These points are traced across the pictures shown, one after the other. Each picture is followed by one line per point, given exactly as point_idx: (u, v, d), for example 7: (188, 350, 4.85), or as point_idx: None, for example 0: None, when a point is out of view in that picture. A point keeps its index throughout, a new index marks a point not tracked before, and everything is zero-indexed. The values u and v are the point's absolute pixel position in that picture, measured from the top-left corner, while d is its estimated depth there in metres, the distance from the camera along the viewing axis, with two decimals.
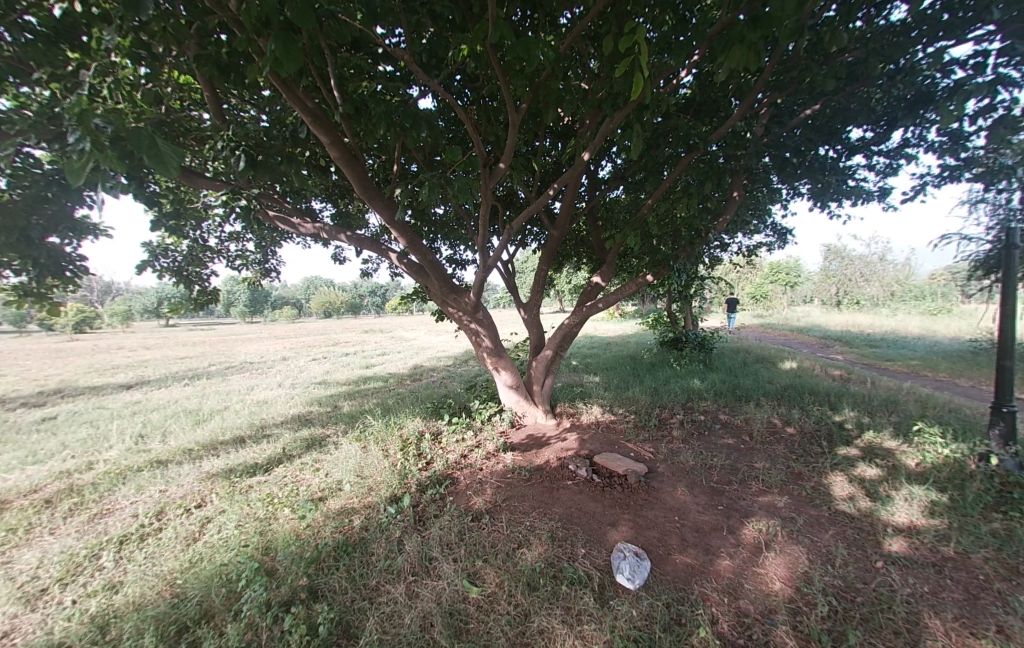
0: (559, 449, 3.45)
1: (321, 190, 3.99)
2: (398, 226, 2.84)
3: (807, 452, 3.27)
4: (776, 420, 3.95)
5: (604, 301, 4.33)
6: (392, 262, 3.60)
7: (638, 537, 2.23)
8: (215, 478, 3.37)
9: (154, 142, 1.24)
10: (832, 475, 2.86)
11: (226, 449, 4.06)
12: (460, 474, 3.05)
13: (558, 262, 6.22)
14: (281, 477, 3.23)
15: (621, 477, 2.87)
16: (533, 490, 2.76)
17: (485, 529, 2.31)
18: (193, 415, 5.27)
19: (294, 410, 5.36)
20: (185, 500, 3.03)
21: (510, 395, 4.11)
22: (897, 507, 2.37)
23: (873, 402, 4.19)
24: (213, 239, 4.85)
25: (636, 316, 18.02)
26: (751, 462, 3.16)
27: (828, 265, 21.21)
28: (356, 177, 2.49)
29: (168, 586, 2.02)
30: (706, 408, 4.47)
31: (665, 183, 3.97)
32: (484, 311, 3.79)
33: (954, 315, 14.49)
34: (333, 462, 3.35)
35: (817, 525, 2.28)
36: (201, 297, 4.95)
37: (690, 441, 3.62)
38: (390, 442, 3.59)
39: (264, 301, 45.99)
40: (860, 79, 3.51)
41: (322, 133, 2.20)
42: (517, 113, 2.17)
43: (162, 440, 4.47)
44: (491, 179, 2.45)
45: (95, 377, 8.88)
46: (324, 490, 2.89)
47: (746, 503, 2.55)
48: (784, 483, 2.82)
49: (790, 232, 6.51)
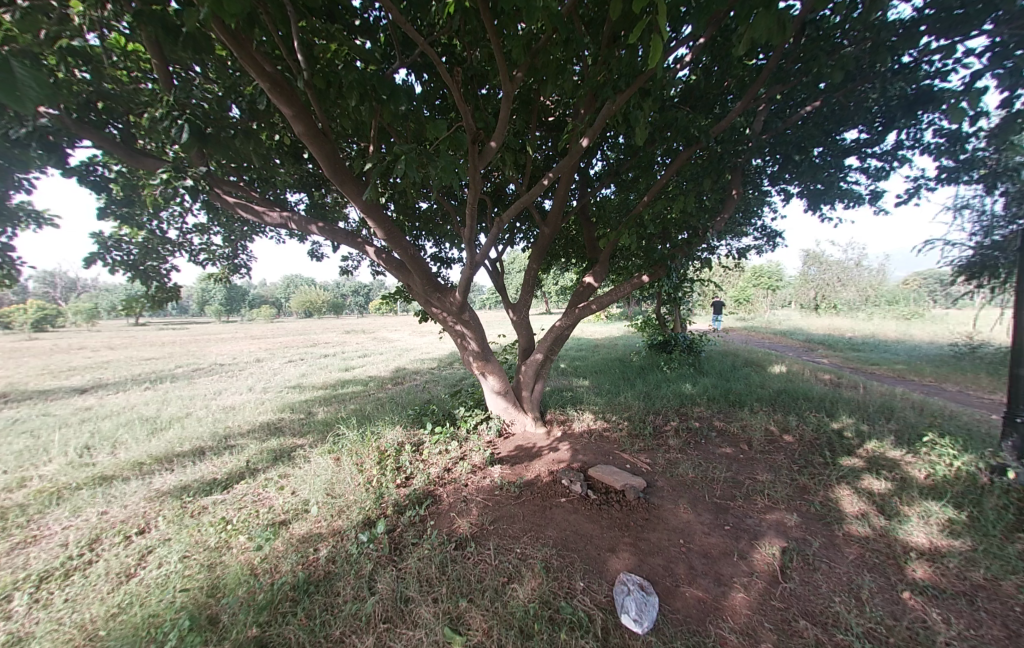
0: (550, 461, 3.20)
1: (293, 180, 3.65)
2: (376, 216, 2.51)
3: (810, 462, 3.14)
4: (773, 427, 3.81)
5: (597, 302, 4.11)
6: (370, 257, 3.27)
7: (641, 565, 2.01)
8: (164, 497, 2.97)
9: (7, 65, 1.10)
10: (839, 489, 2.72)
11: (184, 462, 3.65)
12: (443, 491, 2.77)
13: (548, 263, 5.99)
14: (241, 497, 2.87)
15: (618, 493, 2.65)
16: (523, 510, 2.51)
17: (470, 559, 2.04)
18: (150, 422, 4.79)
19: (264, 417, 4.96)
20: (128, 524, 2.64)
21: (497, 402, 3.85)
22: (914, 526, 2.25)
23: (869, 408, 4.11)
24: (173, 230, 4.43)
25: (624, 318, 18.04)
26: (753, 474, 2.99)
27: (808, 270, 21.73)
28: (326, 159, 2.15)
29: (86, 641, 1.68)
30: (701, 414, 4.30)
31: (662, 180, 3.79)
32: (471, 312, 3.51)
33: (926, 319, 14.98)
34: (301, 478, 3.02)
35: (833, 548, 2.12)
36: (160, 294, 4.51)
37: (687, 451, 3.43)
38: (365, 455, 3.26)
39: (241, 300, 44.40)
40: (861, 76, 3.42)
41: (283, 103, 1.86)
42: (512, 85, 1.90)
43: (110, 452, 4.00)
44: (479, 161, 2.14)
45: (48, 380, 8.15)
46: (288, 513, 2.55)
47: (754, 522, 2.37)
48: (791, 498, 2.65)
49: (780, 235, 6.47)
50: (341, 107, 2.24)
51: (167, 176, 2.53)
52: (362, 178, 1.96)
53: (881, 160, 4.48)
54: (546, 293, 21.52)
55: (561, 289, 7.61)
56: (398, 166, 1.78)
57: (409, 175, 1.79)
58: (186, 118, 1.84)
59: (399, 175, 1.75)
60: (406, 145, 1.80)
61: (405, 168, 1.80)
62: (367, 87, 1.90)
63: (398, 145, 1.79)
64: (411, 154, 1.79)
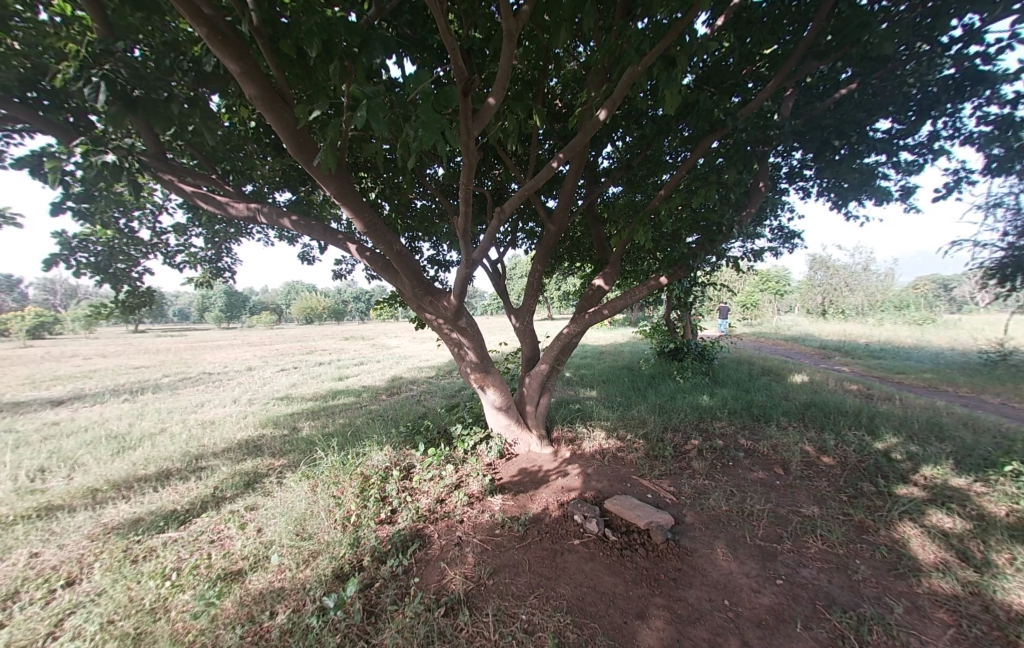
0: (559, 489, 2.79)
1: (273, 172, 3.30)
2: (352, 204, 2.07)
3: (860, 492, 2.72)
4: (809, 448, 3.38)
5: (609, 308, 3.69)
6: (353, 255, 2.86)
7: (681, 641, 1.60)
8: (111, 535, 2.54)
9: None
10: (904, 529, 2.31)
11: (144, 489, 3.21)
12: (434, 531, 2.34)
13: (551, 266, 5.61)
14: (197, 536, 2.45)
15: (642, 534, 2.24)
16: (530, 557, 2.09)
17: (464, 633, 1.63)
18: (118, 440, 4.36)
19: (244, 434, 4.52)
20: (58, 572, 2.20)
21: (497, 418, 3.42)
22: (1013, 583, 1.86)
23: (914, 425, 3.67)
24: (144, 228, 4.06)
25: (627, 326, 17.58)
26: (797, 507, 2.57)
27: (814, 275, 21.29)
28: (290, 130, 1.71)
29: None
30: (724, 430, 3.87)
31: (682, 172, 3.41)
32: (468, 318, 3.09)
33: (940, 325, 14.52)
34: (270, 512, 2.60)
35: (920, 615, 1.73)
36: (131, 300, 4.14)
37: (715, 476, 3.01)
38: (346, 484, 2.84)
39: (240, 306, 44.16)
40: (903, 55, 3.09)
41: (229, 57, 1.44)
42: (516, 23, 1.46)
43: (66, 475, 3.55)
44: (475, 125, 1.57)
45: (25, 391, 7.70)
46: (246, 561, 2.12)
47: (811, 576, 1.96)
48: (850, 540, 2.25)
49: (798, 236, 6.09)
50: (314, 80, 1.86)
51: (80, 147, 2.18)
52: (319, 145, 1.50)
53: (915, 152, 4.11)
54: (548, 299, 21.20)
55: (564, 294, 7.19)
56: (359, 118, 1.29)
57: (372, 129, 1.30)
58: (99, 75, 1.48)
59: (355, 125, 1.25)
60: (371, 89, 1.32)
61: (368, 118, 1.31)
62: (332, 34, 1.49)
63: (359, 88, 1.31)
64: (376, 100, 1.31)
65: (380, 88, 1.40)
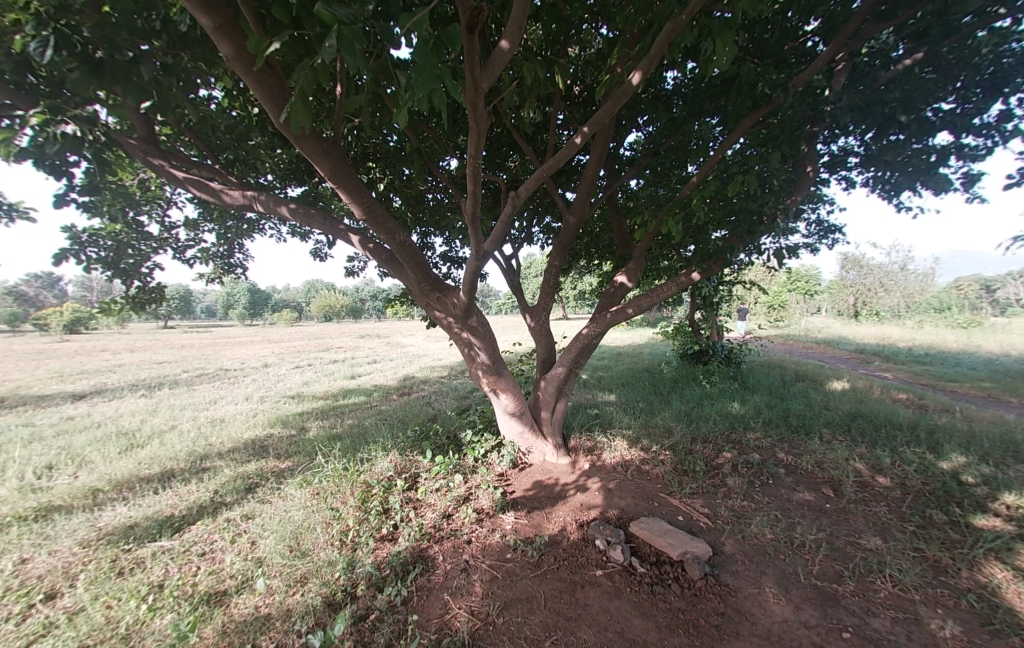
0: (578, 506, 2.52)
1: (278, 161, 3.15)
2: (342, 183, 1.85)
3: (930, 522, 2.33)
4: (861, 466, 2.98)
5: (633, 307, 3.38)
6: (356, 247, 2.65)
7: None
8: (103, 541, 2.42)
9: None
10: (993, 571, 1.93)
11: (144, 490, 3.11)
12: (438, 552, 2.11)
13: (568, 263, 5.34)
14: (188, 547, 2.31)
15: (674, 565, 1.95)
16: (545, 590, 1.84)
17: None
18: (128, 437, 4.34)
19: (251, 434, 4.41)
20: (42, 582, 2.08)
21: (510, 425, 3.16)
22: None
23: (984, 443, 3.20)
24: (155, 223, 4.01)
25: (646, 327, 17.03)
26: (856, 539, 2.21)
27: (846, 275, 20.14)
28: (273, 100, 1.50)
29: None
30: (759, 442, 3.51)
31: (717, 155, 3.08)
32: (478, 316, 2.83)
33: (989, 329, 13.44)
34: (266, 522, 2.43)
35: None
36: (141, 295, 4.07)
37: (753, 495, 2.69)
38: (347, 493, 2.65)
39: (262, 304, 45.36)
40: (982, 16, 2.67)
41: (198, 9, 1.25)
42: None
43: (72, 473, 3.50)
44: (482, 78, 1.31)
45: (51, 384, 7.90)
46: (233, 581, 1.96)
47: (886, 630, 1.63)
48: (927, 581, 1.89)
49: (838, 230, 5.60)
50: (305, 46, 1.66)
51: (36, 118, 2.02)
52: (290, 97, 1.26)
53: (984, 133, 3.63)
54: (564, 297, 20.80)
55: (581, 293, 6.90)
56: (331, 51, 1.05)
57: (345, 64, 1.05)
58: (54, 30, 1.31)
59: (325, 59, 1.01)
60: (345, 13, 1.07)
61: (342, 53, 1.06)
62: None
63: (330, 10, 1.06)
64: (353, 30, 1.07)
65: (362, 20, 1.15)
